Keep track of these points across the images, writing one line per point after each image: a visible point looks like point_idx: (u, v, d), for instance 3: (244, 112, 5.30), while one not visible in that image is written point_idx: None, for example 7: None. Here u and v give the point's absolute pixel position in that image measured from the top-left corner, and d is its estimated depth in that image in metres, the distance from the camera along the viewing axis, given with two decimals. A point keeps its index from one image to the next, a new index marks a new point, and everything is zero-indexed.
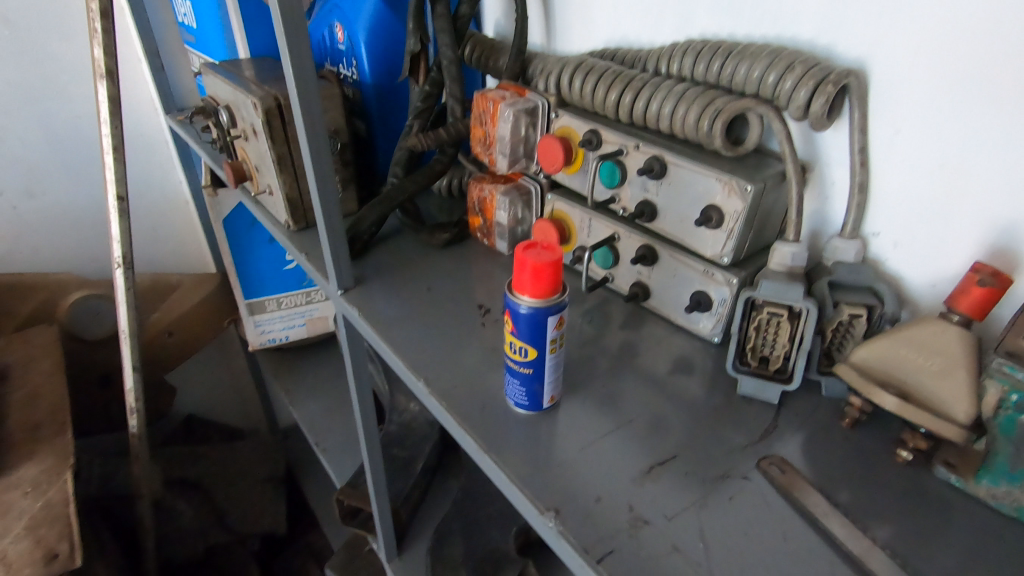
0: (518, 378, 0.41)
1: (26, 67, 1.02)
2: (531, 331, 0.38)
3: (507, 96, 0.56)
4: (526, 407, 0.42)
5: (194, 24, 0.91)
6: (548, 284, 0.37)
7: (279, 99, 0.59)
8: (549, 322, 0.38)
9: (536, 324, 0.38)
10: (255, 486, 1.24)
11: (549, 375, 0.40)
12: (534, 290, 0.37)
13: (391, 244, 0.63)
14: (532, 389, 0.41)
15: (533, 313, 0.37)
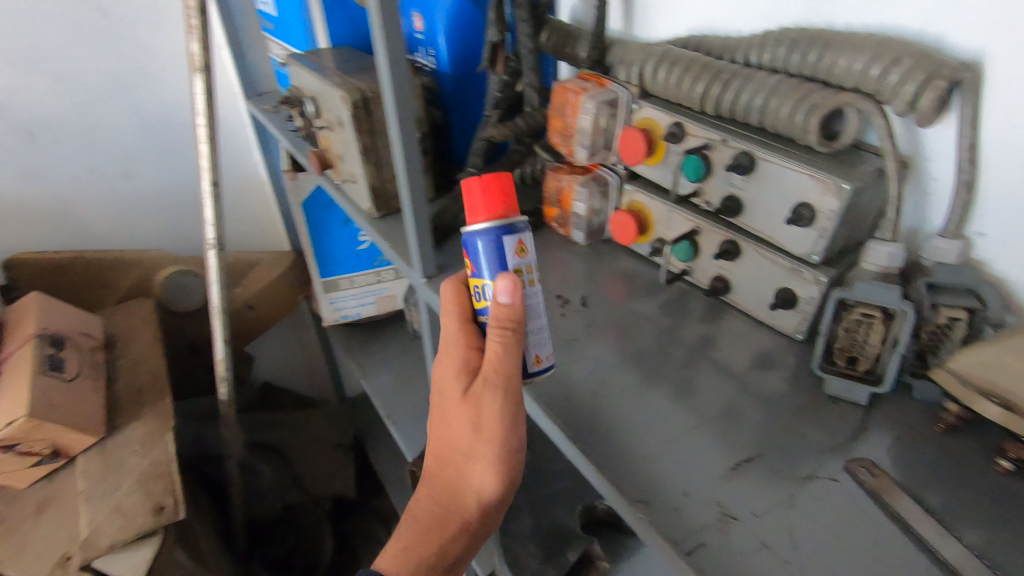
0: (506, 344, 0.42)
1: (122, 57, 1.09)
2: (494, 259, 0.40)
3: (588, 86, 0.56)
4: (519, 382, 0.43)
5: (274, 12, 0.95)
6: (495, 196, 0.41)
7: (366, 92, 0.62)
8: (504, 242, 0.40)
9: (495, 247, 0.40)
10: (328, 451, 1.33)
11: (529, 327, 0.41)
12: (482, 210, 0.41)
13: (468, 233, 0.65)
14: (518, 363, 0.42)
15: (490, 235, 0.40)
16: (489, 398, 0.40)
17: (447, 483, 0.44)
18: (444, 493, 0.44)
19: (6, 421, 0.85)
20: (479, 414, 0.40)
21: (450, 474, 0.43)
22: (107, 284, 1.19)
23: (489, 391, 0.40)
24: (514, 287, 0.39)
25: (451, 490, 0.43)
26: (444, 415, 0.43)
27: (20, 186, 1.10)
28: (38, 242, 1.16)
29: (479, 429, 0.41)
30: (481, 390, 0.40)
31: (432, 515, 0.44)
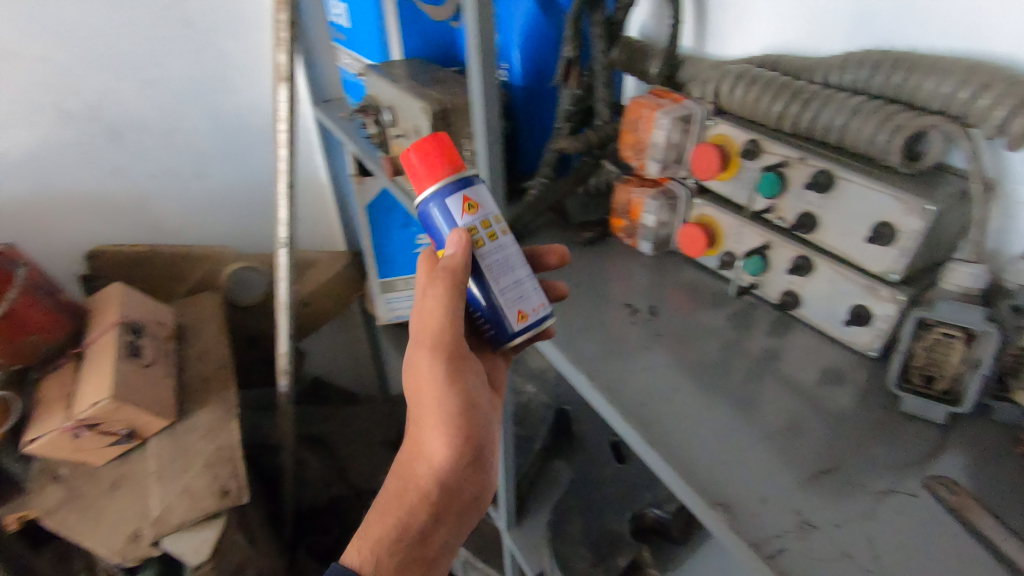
0: (481, 307, 0.47)
1: (202, 65, 1.16)
2: (448, 222, 0.45)
3: (664, 103, 0.57)
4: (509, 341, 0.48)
5: (347, 25, 1.00)
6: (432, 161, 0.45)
7: (445, 103, 0.65)
8: (450, 204, 0.45)
9: (441, 213, 0.45)
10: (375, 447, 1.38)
11: (495, 281, 0.46)
12: (423, 179, 0.45)
13: (536, 240, 0.68)
14: (502, 323, 0.47)
15: (438, 199, 0.45)
16: (429, 366, 0.46)
17: (408, 458, 0.50)
18: (403, 469, 0.50)
19: (91, 402, 0.91)
20: (423, 382, 0.47)
21: (412, 442, 0.49)
22: (178, 277, 1.26)
23: (427, 358, 0.46)
24: (461, 242, 0.44)
25: (410, 463, 0.49)
26: (408, 391, 0.50)
27: (105, 182, 1.18)
28: (117, 235, 1.24)
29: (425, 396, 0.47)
30: (422, 360, 0.47)
31: (395, 492, 0.49)
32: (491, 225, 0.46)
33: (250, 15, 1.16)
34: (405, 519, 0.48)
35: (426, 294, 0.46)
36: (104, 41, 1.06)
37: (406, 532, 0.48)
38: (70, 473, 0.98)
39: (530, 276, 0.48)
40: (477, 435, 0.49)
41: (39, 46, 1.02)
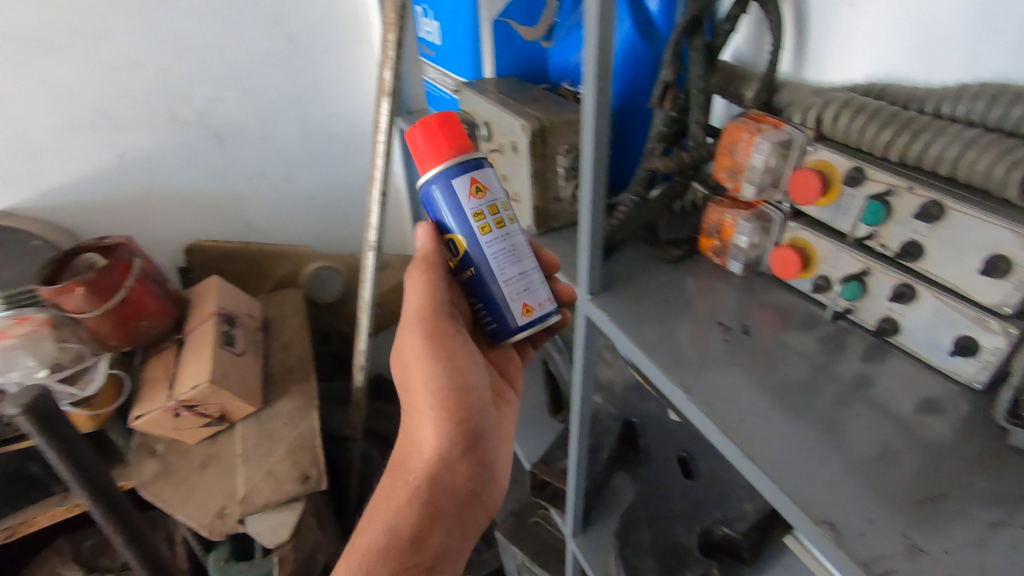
0: (489, 298, 0.57)
1: (299, 76, 1.25)
2: (451, 201, 0.54)
3: (763, 128, 0.58)
4: (514, 328, 0.57)
5: (439, 42, 1.05)
6: (438, 136, 0.54)
7: (544, 122, 0.68)
8: (458, 183, 0.54)
9: (449, 189, 0.54)
10: None
11: (496, 273, 0.55)
12: (430, 155, 0.54)
13: (623, 255, 0.70)
14: (505, 314, 0.57)
15: (442, 180, 0.54)
16: (414, 364, 0.61)
17: (406, 457, 0.63)
18: (403, 467, 0.63)
19: (191, 385, 0.98)
20: (413, 381, 0.61)
21: (410, 443, 0.63)
22: (264, 273, 1.35)
23: (412, 359, 0.61)
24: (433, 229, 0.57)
25: (408, 460, 0.62)
26: (406, 397, 0.64)
27: (205, 183, 1.27)
28: (212, 232, 1.33)
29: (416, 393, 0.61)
30: (409, 361, 0.61)
31: (395, 488, 0.62)
32: (497, 210, 0.55)
33: (345, 31, 1.24)
34: (401, 517, 0.60)
35: (414, 311, 0.61)
36: (215, 53, 1.15)
37: (401, 525, 0.60)
38: (166, 450, 1.06)
39: (536, 270, 0.57)
40: (461, 430, 0.60)
41: (162, 58, 1.12)
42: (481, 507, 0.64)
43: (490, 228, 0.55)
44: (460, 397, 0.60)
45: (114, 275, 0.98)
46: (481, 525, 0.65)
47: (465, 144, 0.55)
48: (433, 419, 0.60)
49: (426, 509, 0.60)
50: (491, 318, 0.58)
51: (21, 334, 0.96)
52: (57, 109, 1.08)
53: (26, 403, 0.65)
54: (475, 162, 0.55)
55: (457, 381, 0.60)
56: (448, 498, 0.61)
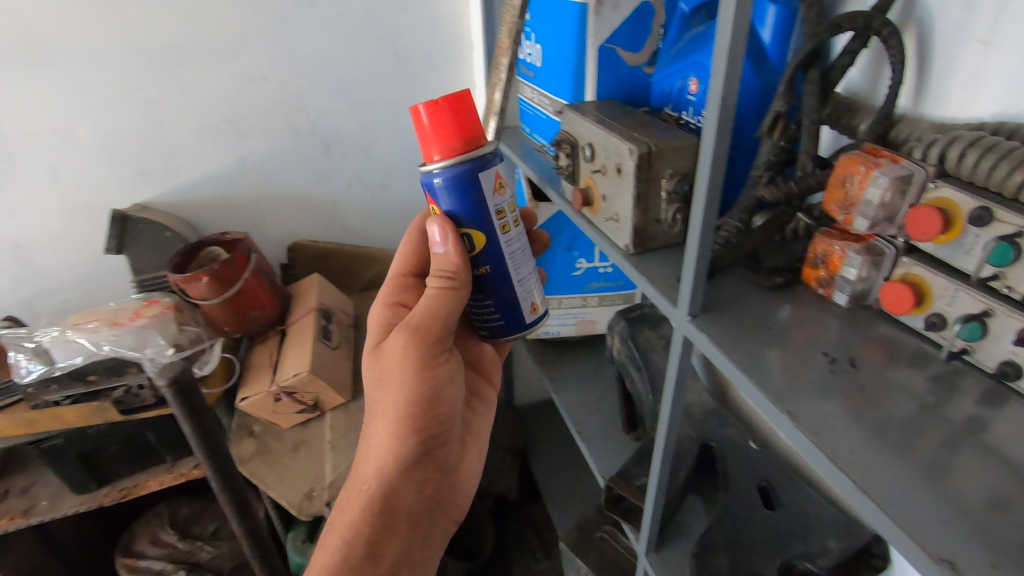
0: (510, 300, 0.70)
1: (402, 91, 1.33)
2: (458, 192, 0.62)
3: (881, 162, 0.59)
4: (524, 321, 0.72)
5: (539, 63, 1.10)
6: (460, 126, 0.61)
7: (652, 146, 0.71)
8: (466, 177, 0.61)
9: (482, 184, 0.62)
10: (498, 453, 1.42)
11: (516, 276, 0.69)
12: (453, 144, 0.61)
13: (722, 279, 0.72)
14: (519, 312, 0.71)
15: (447, 175, 0.61)
16: (394, 377, 0.70)
17: (372, 466, 0.71)
18: (369, 475, 0.71)
19: (293, 372, 1.06)
20: (392, 393, 0.70)
21: (377, 452, 0.72)
22: (356, 273, 1.44)
23: (394, 371, 0.70)
24: (446, 227, 0.63)
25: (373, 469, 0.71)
26: (377, 406, 0.73)
27: (311, 187, 1.37)
28: (313, 233, 1.44)
29: (393, 404, 0.70)
30: (390, 372, 0.70)
31: (359, 496, 0.70)
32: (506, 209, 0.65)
33: (448, 51, 1.32)
34: (361, 526, 0.68)
35: (407, 332, 0.69)
36: (331, 69, 1.25)
37: (364, 530, 0.68)
38: (262, 431, 1.14)
39: (537, 274, 0.72)
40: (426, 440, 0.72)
41: (283, 72, 1.22)
42: (435, 513, 0.75)
43: (507, 226, 0.66)
44: (427, 417, 0.71)
45: (235, 267, 1.09)
46: (435, 531, 0.75)
47: (468, 137, 0.61)
48: (407, 429, 0.70)
49: (384, 516, 0.70)
50: (506, 317, 0.71)
51: (152, 315, 1.06)
52: (193, 115, 1.20)
53: (172, 376, 0.74)
54: (480, 156, 0.62)
55: (429, 402, 0.71)
56: (405, 505, 0.71)
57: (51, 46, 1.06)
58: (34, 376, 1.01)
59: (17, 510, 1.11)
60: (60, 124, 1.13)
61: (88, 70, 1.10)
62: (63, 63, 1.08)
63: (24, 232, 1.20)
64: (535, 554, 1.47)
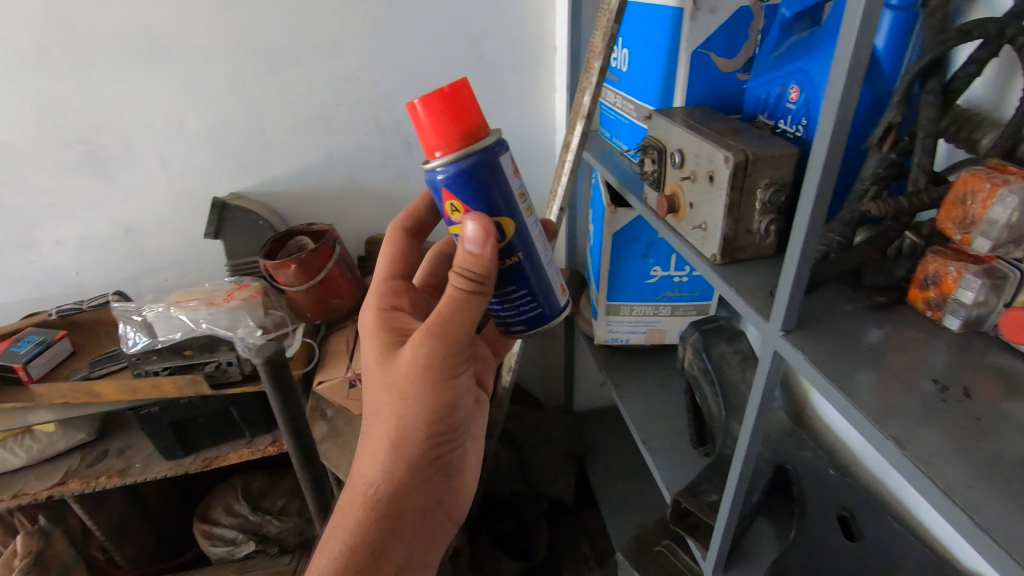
0: (540, 286, 0.69)
1: (485, 91, 1.35)
2: (476, 188, 0.59)
3: (1010, 180, 0.54)
4: (557, 305, 0.72)
5: (625, 68, 1.10)
6: (473, 113, 0.58)
7: (749, 154, 0.69)
8: (483, 168, 0.59)
9: (505, 167, 0.60)
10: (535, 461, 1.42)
11: (544, 258, 0.69)
12: (463, 133, 0.58)
13: (817, 295, 0.69)
14: (552, 296, 0.71)
15: (458, 170, 0.58)
16: (406, 383, 0.67)
17: (373, 472, 0.68)
18: (370, 482, 0.68)
19: None
20: (402, 399, 0.67)
21: (379, 459, 0.68)
22: None
23: (405, 377, 0.67)
24: (478, 219, 0.60)
25: (375, 476, 0.68)
26: (381, 412, 0.69)
27: (391, 184, 1.42)
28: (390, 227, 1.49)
29: (401, 411, 0.67)
30: (401, 378, 0.67)
31: (359, 503, 0.68)
32: (525, 194, 0.64)
33: (531, 54, 1.33)
34: (365, 533, 0.66)
35: (425, 337, 0.65)
36: (417, 71, 1.29)
37: (367, 536, 0.66)
38: (335, 415, 1.19)
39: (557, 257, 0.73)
40: (431, 448, 0.69)
41: (375, 73, 1.27)
42: (439, 518, 0.74)
43: (530, 210, 0.66)
44: (439, 424, 0.69)
45: (320, 257, 1.14)
46: (438, 535, 0.74)
47: (469, 127, 0.58)
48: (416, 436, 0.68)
49: (388, 520, 0.67)
50: (543, 302, 0.70)
51: (243, 297, 1.13)
52: (288, 112, 1.27)
53: (267, 355, 0.78)
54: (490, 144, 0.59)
55: (444, 409, 0.68)
56: (410, 510, 0.69)
57: (170, 43, 1.15)
58: (139, 346, 1.11)
59: (115, 469, 1.21)
60: (172, 116, 1.22)
61: (200, 66, 1.18)
62: (179, 59, 1.17)
63: (135, 215, 1.31)
64: (587, 561, 1.46)
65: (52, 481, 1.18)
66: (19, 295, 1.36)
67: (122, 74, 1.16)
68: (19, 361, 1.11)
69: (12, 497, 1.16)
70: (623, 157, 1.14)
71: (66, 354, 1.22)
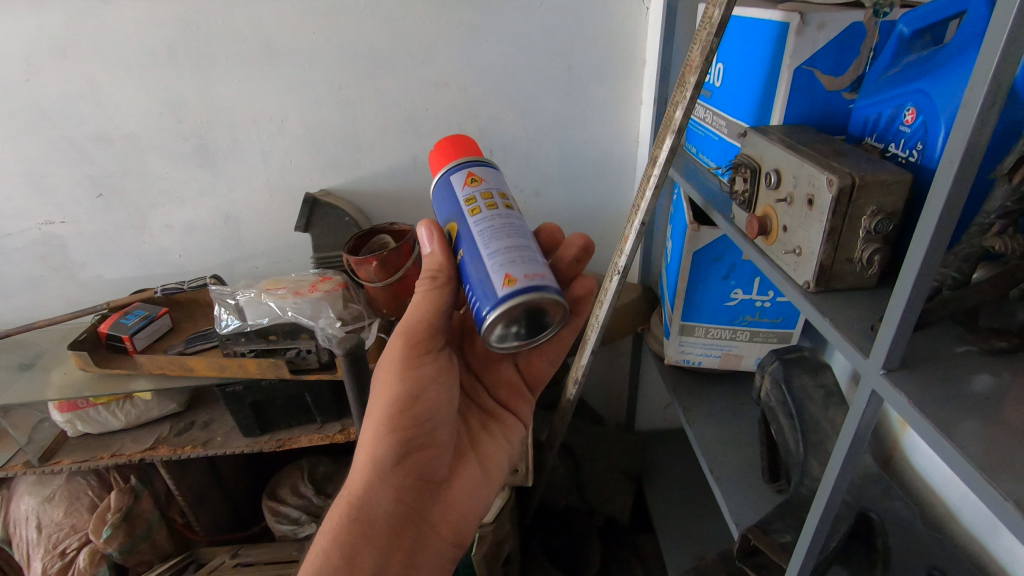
0: (479, 277, 0.62)
1: (570, 102, 1.35)
2: (443, 204, 0.69)
3: None
4: (497, 297, 0.60)
5: (719, 83, 1.06)
6: (448, 151, 0.71)
7: (857, 179, 0.64)
8: (444, 184, 0.69)
9: (452, 181, 0.68)
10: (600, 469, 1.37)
11: (485, 250, 0.63)
12: (439, 162, 0.71)
13: (925, 335, 0.64)
14: (489, 286, 0.61)
15: (435, 194, 0.71)
16: (381, 378, 0.74)
17: (357, 469, 0.75)
18: (352, 479, 0.75)
19: None
20: (378, 393, 0.74)
21: (361, 455, 0.76)
22: None
23: (382, 373, 0.74)
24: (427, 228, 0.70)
25: (357, 472, 0.75)
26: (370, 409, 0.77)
27: None
28: None
29: (376, 406, 0.74)
30: (379, 374, 0.74)
31: (342, 498, 0.74)
32: (480, 198, 0.66)
33: (620, 66, 1.32)
34: (337, 530, 0.72)
35: (397, 331, 0.72)
36: (505, 80, 1.31)
37: (338, 529, 0.72)
38: None
39: (532, 254, 0.63)
40: (404, 448, 0.74)
41: (465, 80, 1.31)
42: (418, 526, 0.77)
43: (480, 210, 0.65)
44: (407, 421, 0.73)
45: (401, 256, 1.18)
46: (419, 544, 0.77)
47: (451, 156, 0.70)
48: (384, 435, 0.73)
49: (360, 521, 0.72)
50: (480, 294, 0.62)
51: (326, 290, 1.19)
52: (381, 115, 1.33)
53: (348, 347, 0.82)
54: (457, 167, 0.69)
55: (409, 407, 0.73)
56: (382, 512, 0.74)
57: (280, 47, 1.23)
58: (230, 327, 1.16)
59: (199, 441, 1.30)
60: (276, 115, 1.30)
61: (305, 69, 1.26)
62: (287, 62, 1.25)
63: (235, 205, 1.41)
64: None
65: (145, 445, 1.29)
66: (130, 272, 1.49)
67: (236, 75, 1.25)
68: (127, 333, 1.21)
69: (111, 455, 1.28)
70: (708, 177, 1.11)
71: (166, 329, 1.32)
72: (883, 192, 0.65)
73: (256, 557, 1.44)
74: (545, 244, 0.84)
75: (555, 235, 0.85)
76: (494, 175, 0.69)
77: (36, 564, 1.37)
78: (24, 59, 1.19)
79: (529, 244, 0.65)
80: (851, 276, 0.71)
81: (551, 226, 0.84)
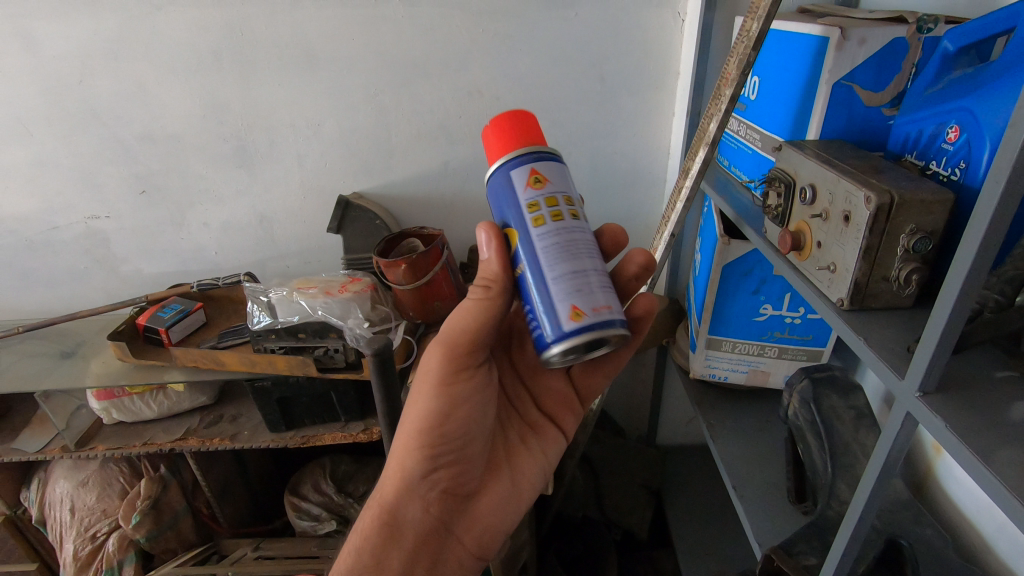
0: (543, 302, 0.62)
1: (602, 111, 1.36)
2: (501, 201, 0.65)
3: None
4: (563, 331, 0.60)
5: (755, 96, 1.06)
6: (508, 136, 0.66)
7: (895, 196, 0.63)
8: (506, 180, 0.64)
9: (513, 179, 0.64)
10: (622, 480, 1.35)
11: (551, 274, 0.61)
12: (499, 150, 0.66)
13: (962, 358, 0.62)
14: (554, 316, 0.61)
15: (492, 185, 0.67)
16: (417, 388, 0.75)
17: (389, 474, 0.79)
18: (385, 484, 0.79)
19: None
20: (413, 402, 0.75)
21: (394, 462, 0.79)
22: None
23: (418, 382, 0.75)
24: (485, 229, 0.66)
25: (390, 478, 0.78)
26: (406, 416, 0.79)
27: None
28: None
29: (410, 415, 0.76)
30: (416, 384, 0.75)
31: (376, 499, 0.80)
32: (546, 206, 0.63)
33: (653, 77, 1.32)
34: (369, 532, 0.77)
35: (437, 341, 0.72)
36: (538, 90, 1.33)
37: (370, 531, 0.77)
38: None
39: (597, 279, 0.62)
40: (432, 461, 0.75)
41: (498, 89, 1.32)
42: (445, 536, 0.80)
43: (544, 222, 0.62)
44: (437, 436, 0.74)
45: (429, 260, 1.19)
46: (443, 553, 0.80)
47: (512, 144, 0.65)
48: (415, 448, 0.75)
49: (390, 526, 0.77)
50: (543, 321, 0.62)
51: (355, 291, 1.21)
52: (414, 121, 1.35)
53: (377, 348, 0.83)
54: (520, 160, 0.64)
55: (440, 422, 0.73)
56: (409, 520, 0.78)
57: (320, 53, 1.26)
58: (261, 325, 1.19)
59: (227, 434, 1.33)
60: (313, 119, 1.34)
61: (343, 75, 1.29)
62: (325, 68, 1.28)
63: (270, 206, 1.45)
64: None
65: (176, 435, 1.33)
66: (167, 266, 1.54)
67: (277, 80, 1.29)
68: (163, 326, 1.25)
69: (143, 444, 1.32)
70: (741, 190, 1.10)
71: (200, 324, 1.36)
72: (922, 211, 0.64)
73: (275, 552, 1.46)
74: (608, 246, 0.80)
75: (618, 236, 0.81)
76: (560, 174, 0.64)
77: (68, 546, 1.42)
78: (79, 62, 1.25)
79: (595, 264, 0.63)
80: (887, 294, 0.70)
81: (613, 225, 0.81)
